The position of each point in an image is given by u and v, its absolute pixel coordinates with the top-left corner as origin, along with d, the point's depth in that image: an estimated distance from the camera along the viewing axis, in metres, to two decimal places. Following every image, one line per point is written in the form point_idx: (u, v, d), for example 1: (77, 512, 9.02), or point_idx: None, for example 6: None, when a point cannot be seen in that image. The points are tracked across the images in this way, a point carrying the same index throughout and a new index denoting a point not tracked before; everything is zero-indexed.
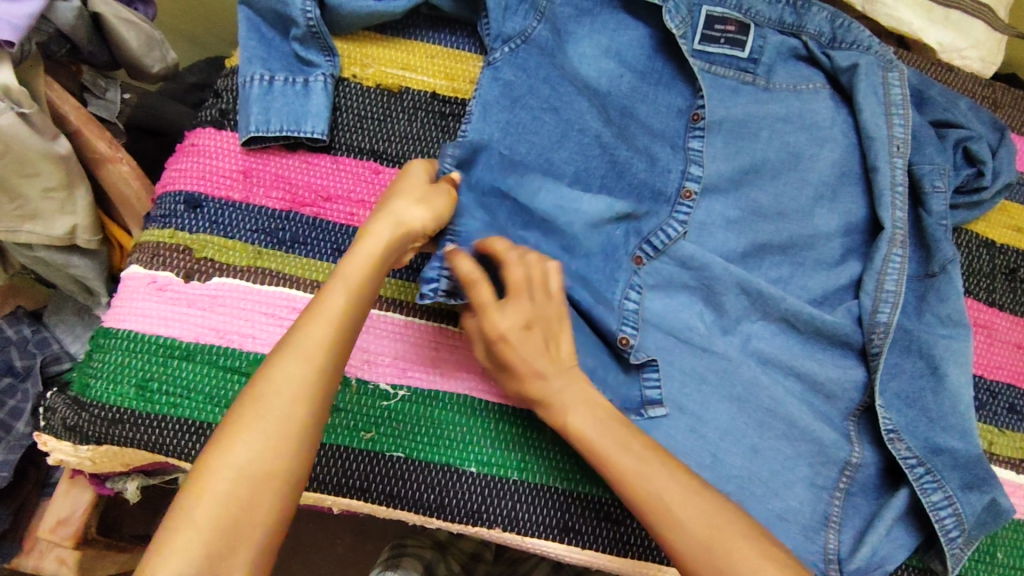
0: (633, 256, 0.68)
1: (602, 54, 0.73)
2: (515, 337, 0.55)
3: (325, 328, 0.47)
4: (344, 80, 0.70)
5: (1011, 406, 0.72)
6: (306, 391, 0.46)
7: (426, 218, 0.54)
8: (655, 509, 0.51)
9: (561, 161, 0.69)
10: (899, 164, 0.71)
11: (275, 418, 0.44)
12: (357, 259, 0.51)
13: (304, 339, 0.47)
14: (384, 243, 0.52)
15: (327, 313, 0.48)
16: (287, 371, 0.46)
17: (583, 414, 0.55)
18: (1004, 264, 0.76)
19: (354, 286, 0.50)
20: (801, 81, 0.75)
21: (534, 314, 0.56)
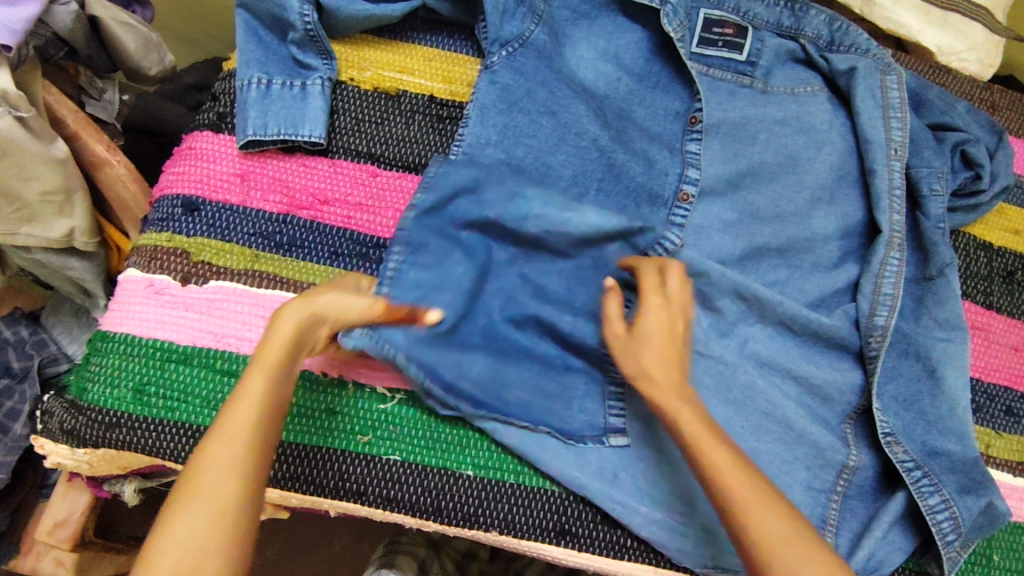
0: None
1: (600, 57, 0.73)
2: (658, 333, 0.60)
3: (247, 413, 0.46)
4: (341, 84, 0.70)
5: (1008, 409, 0.72)
6: (237, 477, 0.44)
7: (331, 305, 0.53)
8: (742, 500, 0.51)
9: (558, 164, 0.69)
10: (897, 167, 0.71)
11: (203, 512, 0.42)
12: (269, 347, 0.49)
13: (224, 430, 0.45)
14: (295, 327, 0.50)
15: (247, 399, 0.46)
16: (215, 463, 0.44)
17: (693, 412, 0.56)
18: (1002, 267, 0.76)
19: (273, 368, 0.48)
20: (799, 84, 0.75)
21: (675, 314, 0.61)
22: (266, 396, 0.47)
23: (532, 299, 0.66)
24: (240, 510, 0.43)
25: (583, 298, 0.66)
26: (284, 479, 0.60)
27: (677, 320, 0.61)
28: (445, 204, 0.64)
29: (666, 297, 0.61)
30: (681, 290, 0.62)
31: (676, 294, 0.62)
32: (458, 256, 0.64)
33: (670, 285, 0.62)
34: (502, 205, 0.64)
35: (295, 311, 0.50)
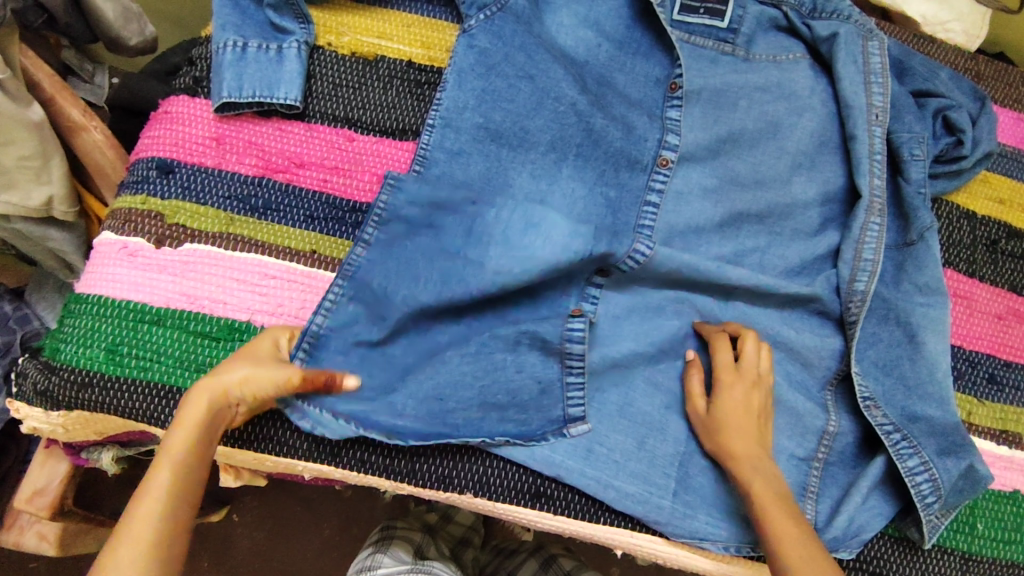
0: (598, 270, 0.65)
1: (580, 24, 0.73)
2: (738, 395, 0.62)
3: (150, 512, 0.46)
4: (319, 48, 0.69)
5: (991, 377, 0.71)
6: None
7: (245, 376, 0.54)
8: (773, 518, 0.56)
9: (536, 130, 0.69)
10: (878, 132, 0.71)
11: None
12: (177, 434, 0.50)
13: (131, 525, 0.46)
14: (202, 413, 0.52)
15: (153, 494, 0.47)
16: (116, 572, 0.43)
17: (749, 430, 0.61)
18: (985, 236, 0.75)
19: (179, 457, 0.49)
20: (781, 52, 0.74)
21: (755, 387, 0.62)
22: (170, 486, 0.48)
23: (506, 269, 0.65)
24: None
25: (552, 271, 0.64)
26: (256, 440, 0.60)
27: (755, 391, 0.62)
28: (399, 238, 0.63)
29: (742, 371, 0.62)
30: (757, 361, 0.63)
31: (756, 367, 0.62)
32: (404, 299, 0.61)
33: (746, 360, 0.63)
34: (462, 243, 0.62)
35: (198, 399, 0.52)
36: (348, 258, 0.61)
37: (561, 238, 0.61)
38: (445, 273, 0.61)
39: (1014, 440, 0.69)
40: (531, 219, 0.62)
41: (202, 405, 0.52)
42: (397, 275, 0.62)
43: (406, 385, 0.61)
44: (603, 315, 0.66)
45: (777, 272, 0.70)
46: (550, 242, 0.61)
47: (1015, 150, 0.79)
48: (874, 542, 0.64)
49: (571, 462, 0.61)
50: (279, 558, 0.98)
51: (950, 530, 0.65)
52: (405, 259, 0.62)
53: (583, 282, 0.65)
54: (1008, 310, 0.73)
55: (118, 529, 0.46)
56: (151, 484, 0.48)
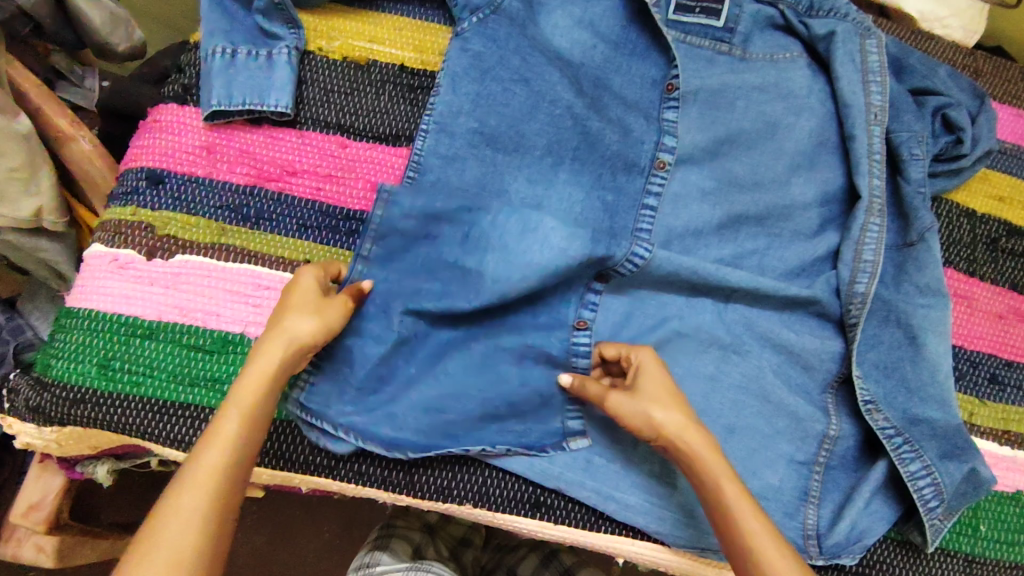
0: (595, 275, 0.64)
1: (575, 25, 0.72)
2: (676, 433, 0.54)
3: (217, 454, 0.47)
4: (309, 54, 0.68)
5: (992, 377, 0.70)
6: (203, 513, 0.45)
7: (317, 326, 0.54)
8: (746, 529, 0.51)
9: (532, 134, 0.68)
10: (876, 132, 0.70)
11: (162, 555, 0.43)
12: (249, 378, 0.50)
13: (199, 464, 0.47)
14: (275, 359, 0.51)
15: (224, 432, 0.48)
16: (181, 505, 0.45)
17: (730, 479, 0.53)
18: (985, 234, 0.75)
19: (248, 403, 0.49)
20: (778, 51, 0.74)
21: (681, 410, 0.55)
22: (239, 429, 0.49)
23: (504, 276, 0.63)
24: (196, 550, 0.44)
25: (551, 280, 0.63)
26: (253, 454, 0.59)
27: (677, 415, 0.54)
28: (394, 248, 0.62)
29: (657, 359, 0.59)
30: (661, 375, 0.57)
31: (660, 382, 0.56)
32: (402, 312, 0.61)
33: (645, 381, 0.56)
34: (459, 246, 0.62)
35: (271, 342, 0.52)
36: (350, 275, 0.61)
37: (558, 241, 0.60)
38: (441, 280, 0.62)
39: (1017, 441, 0.69)
40: (528, 224, 0.62)
41: (274, 348, 0.51)
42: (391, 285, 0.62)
43: (404, 398, 0.61)
44: (603, 325, 0.65)
45: (776, 274, 0.69)
46: (548, 246, 0.60)
47: (1014, 147, 0.79)
48: (877, 546, 0.63)
49: (571, 472, 0.61)
50: (279, 561, 0.98)
51: (953, 532, 0.65)
52: (400, 270, 0.62)
53: (583, 287, 0.64)
54: (1009, 309, 0.73)
55: (187, 468, 0.46)
56: (222, 423, 0.48)
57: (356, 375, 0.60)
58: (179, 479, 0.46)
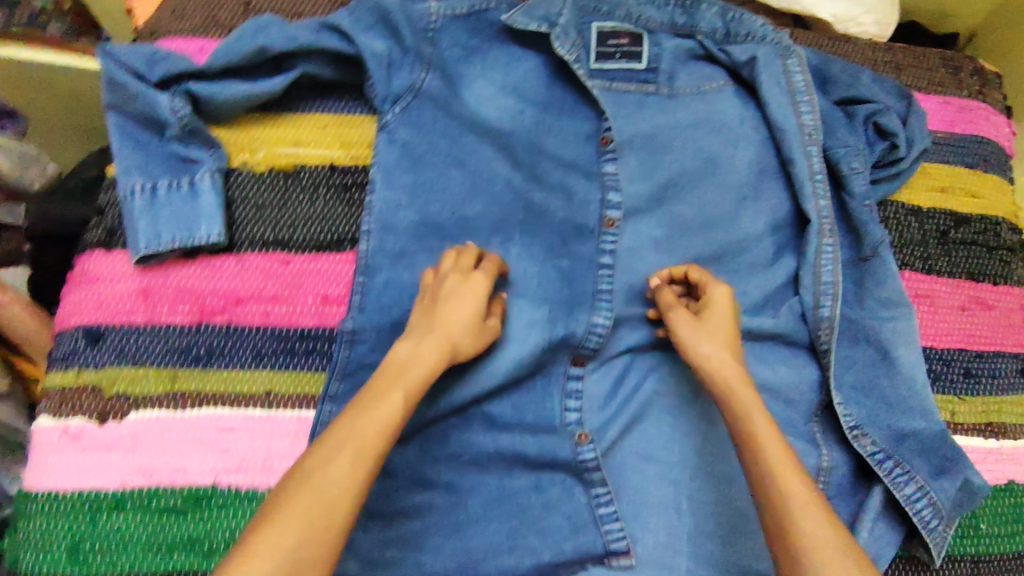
0: (573, 360, 0.64)
1: (499, 92, 0.71)
2: (718, 361, 0.57)
3: (377, 418, 0.46)
4: (234, 171, 0.66)
5: (966, 371, 0.71)
6: (364, 471, 0.44)
7: (474, 347, 0.56)
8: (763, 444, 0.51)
9: (475, 215, 0.66)
10: (814, 151, 0.70)
11: (321, 506, 0.42)
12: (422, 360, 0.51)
13: (361, 424, 0.45)
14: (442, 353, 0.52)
15: (384, 409, 0.47)
16: (343, 457, 0.44)
17: (760, 410, 0.53)
18: (934, 228, 0.76)
19: (413, 381, 0.49)
20: (704, 82, 0.74)
21: (728, 348, 0.58)
22: (402, 407, 0.48)
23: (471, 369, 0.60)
24: (353, 505, 0.43)
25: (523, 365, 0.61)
26: None
27: (728, 350, 0.57)
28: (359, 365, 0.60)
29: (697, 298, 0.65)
30: (733, 306, 0.61)
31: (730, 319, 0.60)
32: None
33: (715, 311, 0.60)
34: None
35: (436, 341, 0.52)
36: (320, 420, 0.58)
37: (521, 333, 0.62)
38: None
39: (1001, 430, 0.70)
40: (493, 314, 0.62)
41: (440, 346, 0.52)
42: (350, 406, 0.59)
43: (394, 533, 0.57)
44: (588, 411, 0.63)
45: (743, 309, 0.68)
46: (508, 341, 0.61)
47: (945, 135, 0.80)
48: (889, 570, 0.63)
49: (576, 564, 0.58)
50: None
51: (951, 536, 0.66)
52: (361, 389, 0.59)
53: (563, 373, 0.64)
54: (971, 299, 0.74)
55: (346, 420, 0.46)
56: (386, 402, 0.47)
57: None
58: (344, 428, 0.45)
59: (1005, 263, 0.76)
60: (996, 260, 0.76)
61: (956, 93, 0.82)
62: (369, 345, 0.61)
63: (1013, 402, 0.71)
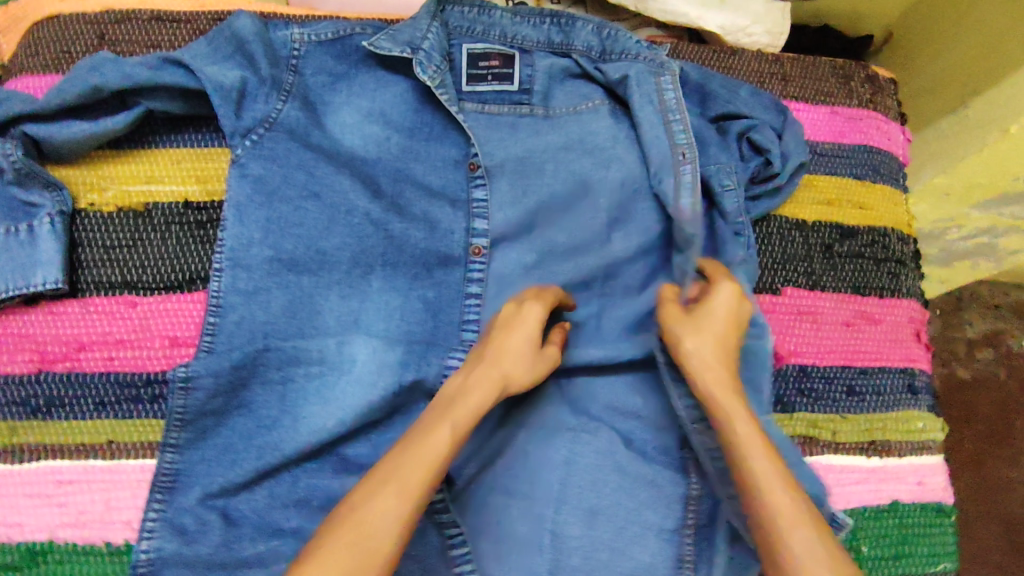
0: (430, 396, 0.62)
1: (365, 119, 0.69)
2: (707, 361, 0.57)
3: (424, 456, 0.49)
4: (81, 212, 0.64)
5: (849, 389, 0.70)
6: (407, 509, 0.47)
7: (531, 378, 0.57)
8: (750, 455, 0.53)
9: (334, 249, 0.64)
10: (686, 171, 0.68)
11: (369, 543, 0.45)
12: (474, 396, 0.53)
13: (408, 463, 0.49)
14: (491, 390, 0.54)
15: (429, 446, 0.50)
16: (385, 493, 0.47)
17: (748, 420, 0.54)
18: (819, 242, 0.74)
19: (460, 417, 0.52)
20: (579, 101, 0.72)
21: (725, 351, 0.58)
22: (448, 445, 0.50)
23: (324, 411, 0.59)
24: (394, 543, 0.46)
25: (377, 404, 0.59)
26: None
27: (720, 354, 0.57)
28: (204, 413, 0.58)
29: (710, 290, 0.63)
30: (734, 310, 0.59)
31: (731, 313, 0.59)
32: (220, 485, 0.57)
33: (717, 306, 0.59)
34: (277, 399, 0.59)
35: (491, 375, 0.54)
36: (161, 469, 0.56)
37: (367, 375, 0.59)
38: (259, 439, 0.58)
39: (884, 449, 0.69)
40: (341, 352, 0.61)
41: (494, 381, 0.54)
42: (193, 457, 0.57)
43: None
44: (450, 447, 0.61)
45: (615, 333, 0.67)
46: (358, 382, 0.59)
47: (831, 146, 0.78)
48: None
49: None
50: None
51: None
52: (206, 439, 0.58)
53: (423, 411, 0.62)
54: (856, 314, 0.72)
55: (397, 457, 0.49)
56: (433, 437, 0.50)
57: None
58: (393, 466, 0.49)
59: (893, 275, 0.75)
60: (883, 272, 0.75)
61: (844, 102, 0.80)
62: (208, 392, 0.58)
63: (897, 418, 0.70)
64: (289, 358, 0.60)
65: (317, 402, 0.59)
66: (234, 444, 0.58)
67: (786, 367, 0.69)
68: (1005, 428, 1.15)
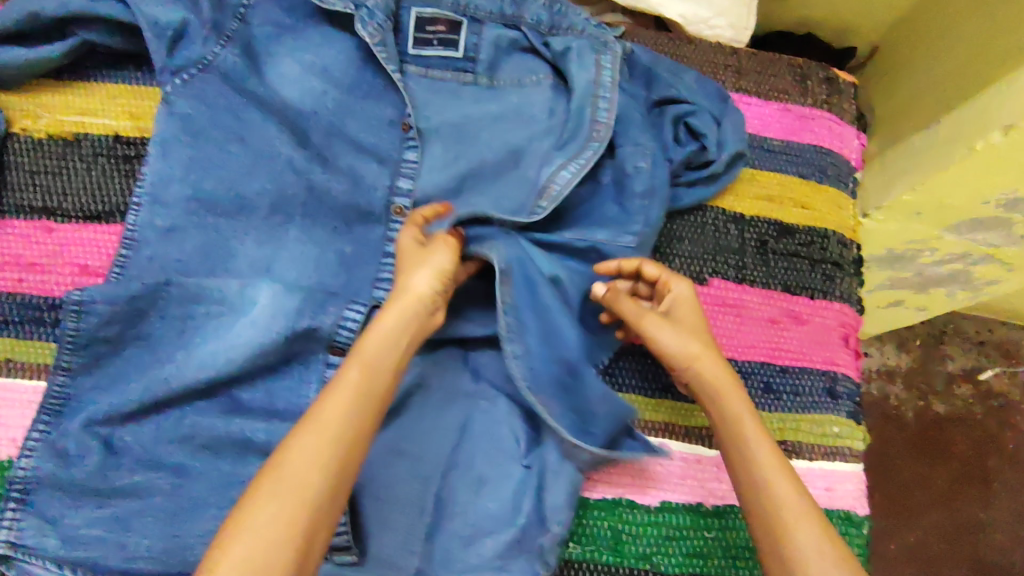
0: (329, 346, 0.61)
1: (305, 71, 0.69)
2: (706, 362, 0.57)
3: (341, 398, 0.48)
4: (13, 136, 0.65)
5: (766, 386, 0.68)
6: (326, 451, 0.46)
7: (426, 283, 0.55)
8: (754, 449, 0.53)
9: (253, 193, 0.64)
10: (593, 145, 0.67)
11: (290, 485, 0.44)
12: (371, 335, 0.52)
13: (325, 408, 0.47)
14: (391, 318, 0.53)
15: (344, 386, 0.48)
16: (304, 437, 0.46)
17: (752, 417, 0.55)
18: (754, 237, 0.73)
19: (367, 354, 0.51)
20: (524, 74, 0.72)
21: (709, 344, 0.59)
22: (358, 383, 0.49)
23: (218, 349, 0.58)
24: (322, 485, 0.45)
25: (272, 347, 0.59)
26: None
27: (712, 352, 0.58)
28: (100, 340, 0.58)
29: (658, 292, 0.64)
30: (694, 307, 0.62)
31: (697, 314, 0.61)
32: (104, 413, 0.57)
33: (680, 309, 0.61)
34: (176, 336, 0.59)
35: (400, 304, 0.54)
36: (50, 391, 0.57)
37: (264, 319, 0.59)
38: (149, 369, 0.58)
39: (795, 450, 0.67)
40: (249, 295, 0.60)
41: (407, 310, 0.54)
42: (84, 382, 0.58)
43: (105, 513, 0.55)
44: None
45: None
46: (255, 325, 0.59)
47: (780, 143, 0.77)
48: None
49: None
50: None
51: (671, 538, 0.62)
52: (101, 366, 0.58)
53: (322, 362, 0.61)
54: (783, 312, 0.71)
55: (315, 407, 0.48)
56: (344, 377, 0.49)
57: (51, 498, 0.55)
58: (309, 414, 0.47)
59: (827, 277, 0.73)
60: (817, 274, 0.73)
61: (799, 101, 0.79)
62: (102, 319, 0.57)
63: (813, 422, 0.68)
64: (190, 295, 0.60)
65: (214, 341, 0.59)
66: (127, 375, 0.58)
67: None
68: (979, 469, 1.11)
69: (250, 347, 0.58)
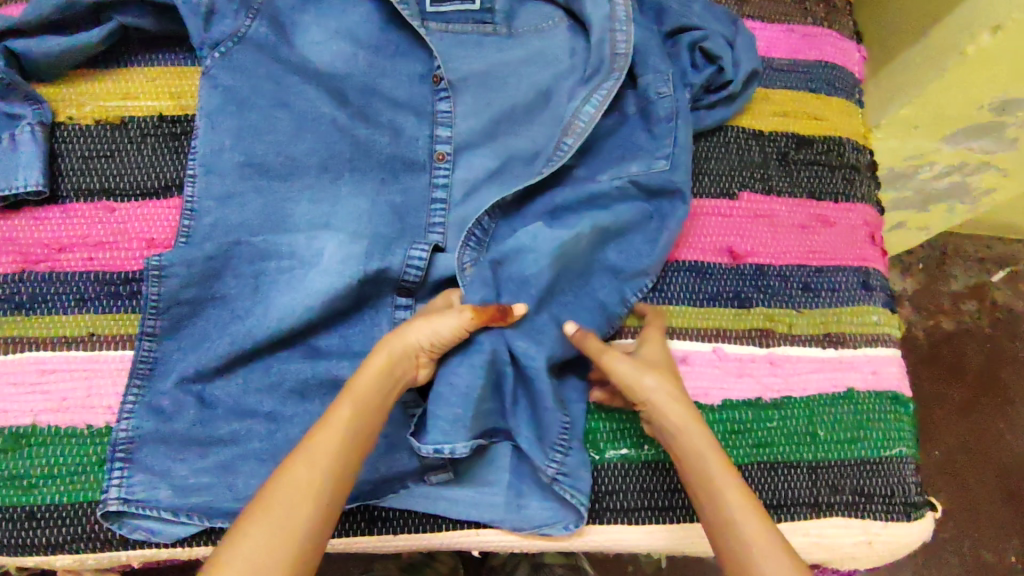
0: (398, 289, 0.65)
1: (332, 36, 0.71)
2: (661, 397, 0.58)
3: (331, 432, 0.49)
4: (60, 125, 0.67)
5: (805, 286, 0.72)
6: (314, 484, 0.46)
7: (429, 339, 0.57)
8: (710, 478, 0.53)
9: (302, 155, 0.67)
10: (616, 75, 0.70)
11: (280, 515, 0.45)
12: (365, 374, 0.53)
13: (316, 441, 0.48)
14: (384, 362, 0.54)
15: (335, 422, 0.50)
16: (296, 470, 0.47)
17: (712, 449, 0.55)
18: (775, 150, 0.77)
19: (361, 393, 0.52)
20: (541, 20, 0.75)
21: (665, 378, 0.59)
22: (348, 420, 0.50)
23: (291, 299, 0.61)
24: (308, 521, 0.45)
25: (343, 295, 0.61)
26: (67, 541, 0.57)
27: (672, 386, 0.58)
28: (180, 303, 0.61)
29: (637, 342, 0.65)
30: (664, 357, 0.63)
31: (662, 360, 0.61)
32: (192, 372, 0.59)
33: (648, 355, 0.62)
34: (249, 297, 0.62)
35: (394, 346, 0.55)
36: (139, 355, 0.59)
37: (333, 267, 0.61)
38: (228, 327, 0.61)
39: (840, 340, 0.71)
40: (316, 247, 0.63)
41: (394, 352, 0.55)
42: (169, 344, 0.60)
43: (209, 462, 0.58)
44: None
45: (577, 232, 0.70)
46: (325, 273, 0.61)
47: (787, 63, 0.81)
48: None
49: (397, 481, 0.61)
50: None
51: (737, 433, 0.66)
52: (182, 329, 0.61)
53: (391, 305, 0.65)
54: (811, 218, 0.75)
55: (308, 438, 0.49)
56: (335, 415, 0.50)
57: (155, 452, 0.58)
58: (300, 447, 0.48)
59: (847, 181, 0.77)
60: (837, 178, 0.77)
61: (800, 21, 0.83)
62: (181, 281, 0.60)
63: (851, 313, 0.72)
64: (258, 254, 0.63)
65: (286, 293, 0.61)
66: (209, 335, 0.61)
67: (741, 267, 0.72)
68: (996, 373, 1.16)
69: (321, 296, 0.61)
